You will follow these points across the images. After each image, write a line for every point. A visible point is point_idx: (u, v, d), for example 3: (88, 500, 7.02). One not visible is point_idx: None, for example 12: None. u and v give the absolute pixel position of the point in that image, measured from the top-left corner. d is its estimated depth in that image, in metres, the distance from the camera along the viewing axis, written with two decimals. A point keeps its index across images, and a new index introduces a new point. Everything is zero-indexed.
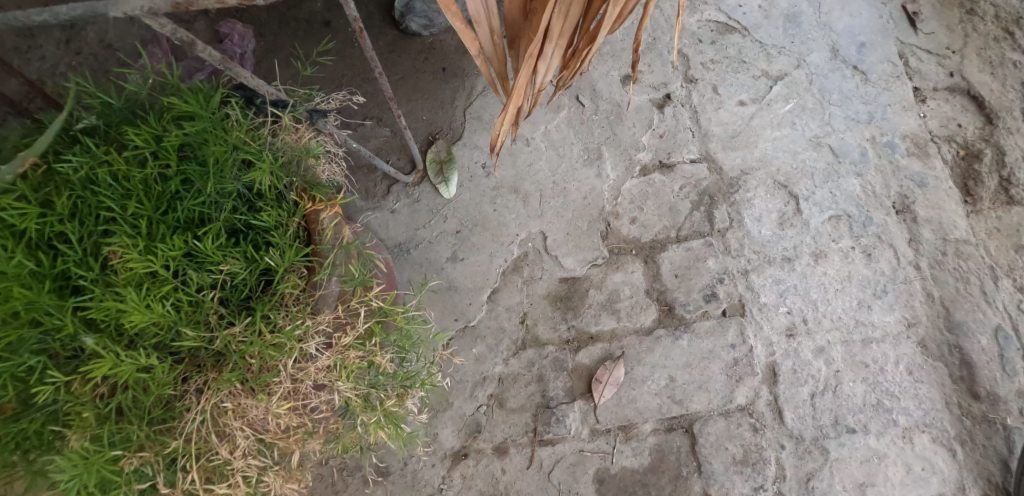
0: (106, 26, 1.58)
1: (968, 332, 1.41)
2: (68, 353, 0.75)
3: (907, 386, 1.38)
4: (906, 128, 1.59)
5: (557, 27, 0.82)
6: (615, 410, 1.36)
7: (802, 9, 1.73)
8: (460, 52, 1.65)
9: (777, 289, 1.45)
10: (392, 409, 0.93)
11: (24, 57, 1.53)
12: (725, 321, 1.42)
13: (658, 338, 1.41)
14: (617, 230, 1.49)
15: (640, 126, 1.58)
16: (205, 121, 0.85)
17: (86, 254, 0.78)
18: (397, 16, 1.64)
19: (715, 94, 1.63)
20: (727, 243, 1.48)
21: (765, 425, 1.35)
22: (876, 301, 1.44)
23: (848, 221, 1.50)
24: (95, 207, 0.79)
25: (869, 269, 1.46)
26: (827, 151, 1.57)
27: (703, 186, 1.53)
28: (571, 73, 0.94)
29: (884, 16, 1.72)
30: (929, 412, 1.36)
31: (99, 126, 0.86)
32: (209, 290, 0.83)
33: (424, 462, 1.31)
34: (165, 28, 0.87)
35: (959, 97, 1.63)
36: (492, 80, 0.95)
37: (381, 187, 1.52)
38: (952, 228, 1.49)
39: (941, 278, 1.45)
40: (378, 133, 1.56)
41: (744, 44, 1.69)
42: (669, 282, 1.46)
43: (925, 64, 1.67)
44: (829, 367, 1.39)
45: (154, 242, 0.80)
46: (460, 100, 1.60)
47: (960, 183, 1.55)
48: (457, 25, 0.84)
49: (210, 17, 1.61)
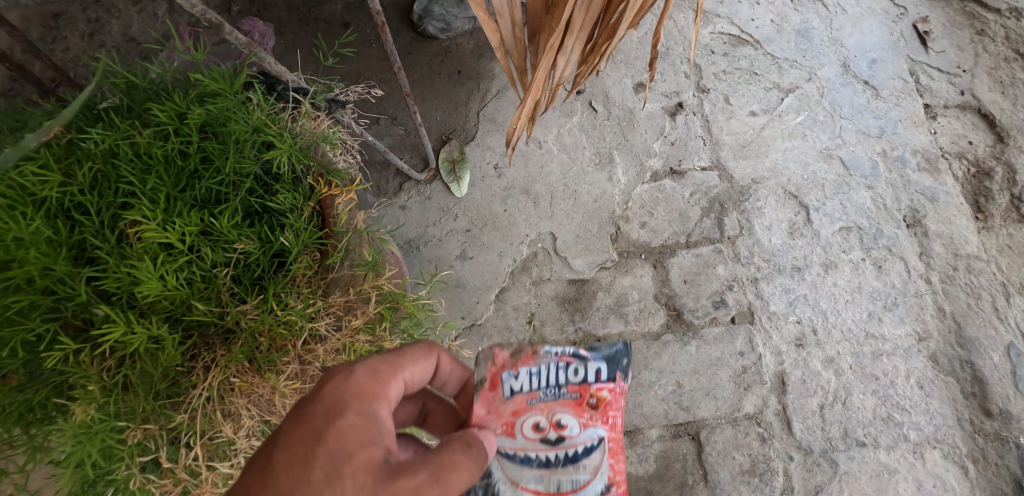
0: (130, 21, 1.59)
1: (981, 348, 1.39)
2: (80, 324, 0.76)
3: (918, 400, 1.36)
4: (917, 144, 1.59)
5: (579, 20, 0.81)
6: (621, 415, 1.34)
7: (813, 24, 1.74)
8: (475, 55, 1.66)
9: (787, 298, 1.43)
10: None
11: (48, 47, 1.55)
12: (733, 328, 1.41)
13: (666, 344, 1.40)
14: (626, 234, 1.49)
15: (652, 133, 1.58)
16: (228, 101, 0.86)
17: (102, 227, 0.79)
18: (415, 18, 1.65)
19: (727, 104, 1.63)
20: (737, 250, 1.47)
21: (773, 435, 1.33)
22: (887, 313, 1.42)
23: (859, 232, 1.49)
24: (115, 180, 0.80)
25: (880, 281, 1.45)
26: (838, 164, 1.57)
27: (714, 194, 1.53)
28: (589, 69, 0.94)
29: (895, 33, 1.72)
30: (940, 428, 1.34)
31: (123, 104, 0.87)
32: (223, 267, 0.82)
33: None
34: (195, 9, 0.86)
35: (969, 115, 1.63)
36: (511, 74, 0.95)
37: (393, 184, 1.52)
38: (964, 243, 1.48)
39: (952, 292, 1.44)
40: (392, 131, 1.57)
41: (756, 57, 1.69)
42: (678, 288, 1.45)
43: (936, 82, 1.67)
44: (838, 378, 1.37)
45: (171, 216, 0.80)
46: (474, 102, 1.61)
47: (971, 199, 1.54)
48: (482, 16, 0.84)
49: (231, 14, 1.63)
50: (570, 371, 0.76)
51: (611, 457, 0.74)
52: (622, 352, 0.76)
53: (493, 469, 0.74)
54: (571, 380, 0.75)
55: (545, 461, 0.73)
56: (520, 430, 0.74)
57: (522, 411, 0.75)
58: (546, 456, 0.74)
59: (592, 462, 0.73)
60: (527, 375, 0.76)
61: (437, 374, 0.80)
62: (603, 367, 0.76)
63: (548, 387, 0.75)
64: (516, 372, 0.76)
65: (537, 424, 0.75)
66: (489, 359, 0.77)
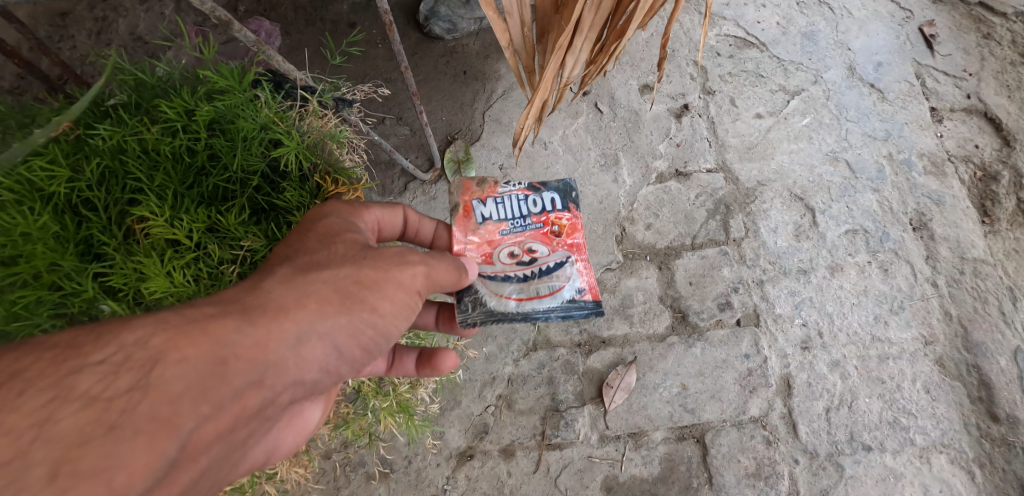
0: (137, 19, 1.60)
1: (987, 352, 1.38)
2: (85, 318, 0.78)
3: (925, 404, 1.35)
4: (923, 147, 1.58)
5: (589, 19, 0.81)
6: (625, 417, 1.33)
7: (819, 27, 1.74)
8: (481, 56, 1.66)
9: (792, 301, 1.43)
10: (404, 396, 1.03)
11: (55, 45, 1.55)
12: (739, 330, 1.40)
13: (671, 346, 1.39)
14: (631, 235, 1.48)
15: (657, 134, 1.58)
16: (236, 98, 0.86)
17: (110, 222, 0.81)
18: (421, 19, 1.65)
19: (733, 106, 1.63)
20: (742, 252, 1.47)
21: (779, 438, 1.32)
22: (893, 317, 1.42)
23: (865, 235, 1.49)
24: (123, 177, 0.81)
25: (886, 285, 1.45)
26: (844, 166, 1.56)
27: (720, 196, 1.52)
28: (597, 69, 0.93)
29: (901, 37, 1.72)
30: (947, 432, 1.33)
31: (131, 101, 0.87)
32: (229, 264, 0.85)
33: (429, 460, 1.30)
34: (205, 6, 0.87)
35: (975, 118, 1.62)
36: (518, 73, 0.95)
37: (398, 184, 1.52)
38: (970, 247, 1.48)
39: (959, 296, 1.43)
40: (397, 131, 1.57)
41: (762, 59, 1.69)
42: (683, 290, 1.44)
43: (942, 85, 1.66)
44: (844, 381, 1.36)
45: (179, 214, 0.82)
46: (480, 102, 1.61)
47: (977, 203, 1.53)
48: (491, 14, 0.84)
49: (238, 14, 1.63)
50: (530, 203, 1.02)
51: (576, 266, 1.00)
52: (571, 189, 1.02)
53: (478, 285, 0.97)
54: (533, 211, 1.01)
55: (523, 276, 0.98)
56: (499, 256, 0.99)
57: (497, 241, 1.00)
58: (524, 273, 0.98)
59: (564, 272, 0.98)
60: (494, 205, 1.01)
61: (409, 224, 1.00)
62: (555, 198, 1.02)
63: (517, 219, 1.01)
64: (484, 201, 1.01)
65: (513, 251, 0.99)
66: (461, 191, 1.01)
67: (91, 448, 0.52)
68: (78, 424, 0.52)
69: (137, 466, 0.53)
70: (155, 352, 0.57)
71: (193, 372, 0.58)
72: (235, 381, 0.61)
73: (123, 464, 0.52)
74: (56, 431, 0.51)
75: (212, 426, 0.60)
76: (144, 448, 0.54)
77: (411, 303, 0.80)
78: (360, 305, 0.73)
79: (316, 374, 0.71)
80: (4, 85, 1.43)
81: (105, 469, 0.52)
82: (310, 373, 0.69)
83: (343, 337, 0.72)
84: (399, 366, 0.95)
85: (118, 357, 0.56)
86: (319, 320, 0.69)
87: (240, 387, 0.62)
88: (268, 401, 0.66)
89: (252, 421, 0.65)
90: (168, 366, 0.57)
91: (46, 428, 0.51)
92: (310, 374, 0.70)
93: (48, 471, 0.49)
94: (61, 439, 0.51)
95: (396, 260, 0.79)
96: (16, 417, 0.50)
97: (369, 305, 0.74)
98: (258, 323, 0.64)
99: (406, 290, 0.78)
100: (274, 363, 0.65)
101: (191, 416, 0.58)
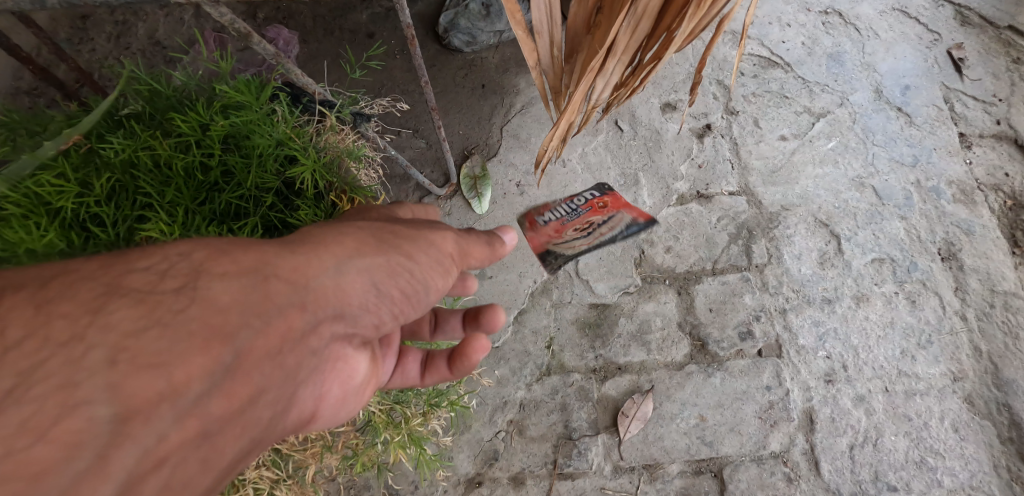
0: (156, 24, 1.58)
1: (1019, 391, 1.32)
2: None
3: (953, 444, 1.29)
4: (952, 175, 1.53)
5: (623, 42, 0.78)
6: (640, 448, 1.30)
7: (845, 48, 1.69)
8: (500, 70, 1.63)
9: (815, 332, 1.38)
10: (415, 429, 1.03)
11: (75, 48, 1.54)
12: (760, 361, 1.35)
13: (689, 374, 1.35)
14: (651, 258, 1.44)
15: (678, 155, 1.54)
16: (253, 114, 0.87)
17: (116, 238, 0.83)
18: (440, 31, 1.62)
19: (756, 127, 1.59)
20: (765, 279, 1.42)
21: (800, 476, 1.27)
22: (921, 351, 1.36)
23: (892, 265, 1.44)
24: (133, 193, 0.84)
25: (914, 317, 1.39)
26: (871, 193, 1.51)
27: (742, 219, 1.48)
28: (628, 92, 0.90)
29: (929, 60, 1.67)
30: (976, 475, 1.27)
31: (145, 111, 0.89)
32: None
33: (437, 486, 1.27)
34: (224, 17, 0.83)
35: (1006, 145, 1.57)
36: (544, 93, 0.92)
37: (413, 198, 1.51)
38: (1000, 279, 1.42)
39: (989, 331, 1.38)
40: (413, 144, 1.55)
41: (787, 80, 1.65)
42: (703, 316, 1.40)
43: (971, 110, 1.61)
44: (869, 417, 1.31)
45: (188, 231, 0.83)
46: (498, 117, 1.57)
47: (1008, 233, 1.47)
48: (520, 32, 0.80)
49: (257, 21, 1.62)
50: (574, 200, 1.16)
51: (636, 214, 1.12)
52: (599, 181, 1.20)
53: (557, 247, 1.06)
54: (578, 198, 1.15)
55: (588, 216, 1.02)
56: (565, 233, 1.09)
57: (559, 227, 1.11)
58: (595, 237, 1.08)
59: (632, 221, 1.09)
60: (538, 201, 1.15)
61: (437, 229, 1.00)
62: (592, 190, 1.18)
63: (567, 209, 1.14)
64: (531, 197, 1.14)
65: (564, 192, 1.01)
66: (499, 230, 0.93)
67: (147, 339, 0.47)
68: (129, 314, 0.47)
69: (193, 365, 0.48)
70: (199, 263, 0.53)
71: (240, 286, 0.53)
72: (282, 301, 0.56)
73: (177, 360, 0.47)
74: (111, 319, 0.46)
75: (265, 341, 0.53)
76: (199, 349, 0.48)
77: (442, 262, 0.76)
78: (394, 249, 0.70)
79: (356, 314, 0.65)
80: (23, 87, 1.42)
81: (162, 362, 0.46)
82: (352, 309, 0.63)
83: (383, 276, 0.67)
84: (433, 369, 0.91)
85: (164, 266, 0.51)
86: (357, 256, 0.65)
87: (288, 307, 0.56)
88: (316, 331, 0.59)
89: (304, 348, 0.58)
90: (213, 279, 0.52)
91: (99, 317, 0.46)
92: (353, 312, 0.64)
93: (107, 355, 0.45)
94: (118, 328, 0.46)
95: (422, 225, 0.78)
96: (67, 305, 0.46)
97: (402, 249, 0.71)
98: (294, 254, 0.60)
99: (438, 249, 0.76)
100: (318, 290, 0.60)
101: (244, 325, 0.52)
